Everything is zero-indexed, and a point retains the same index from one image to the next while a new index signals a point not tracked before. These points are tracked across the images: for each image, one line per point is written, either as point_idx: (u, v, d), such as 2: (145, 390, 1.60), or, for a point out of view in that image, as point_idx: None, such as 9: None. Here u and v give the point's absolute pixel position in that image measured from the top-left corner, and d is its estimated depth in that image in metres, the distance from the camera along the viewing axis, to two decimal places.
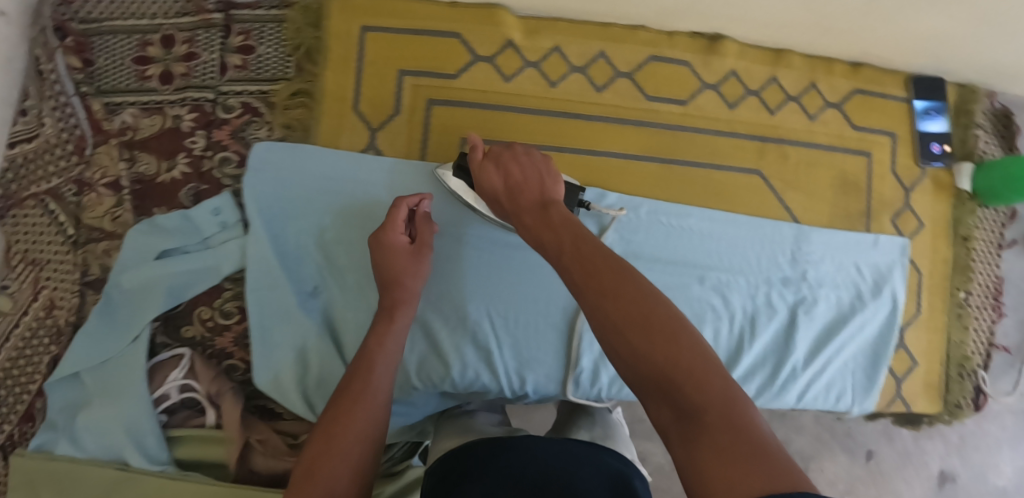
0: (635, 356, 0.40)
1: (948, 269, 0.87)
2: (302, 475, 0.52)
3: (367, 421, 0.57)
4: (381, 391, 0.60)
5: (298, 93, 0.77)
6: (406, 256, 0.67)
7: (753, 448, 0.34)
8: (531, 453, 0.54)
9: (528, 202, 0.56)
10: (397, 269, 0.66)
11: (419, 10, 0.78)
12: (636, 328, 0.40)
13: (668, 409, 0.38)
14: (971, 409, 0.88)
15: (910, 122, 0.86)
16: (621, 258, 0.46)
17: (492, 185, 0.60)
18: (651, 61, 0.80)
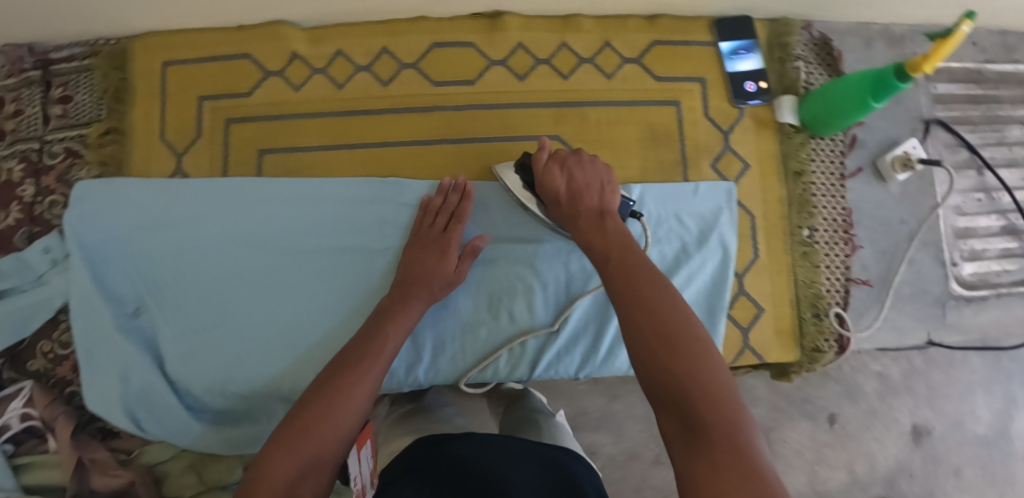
0: (660, 367, 0.46)
1: (785, 207, 0.84)
2: (286, 438, 0.55)
3: (354, 399, 0.60)
4: (375, 371, 0.63)
5: (110, 132, 0.82)
6: (435, 257, 0.74)
7: (748, 470, 0.40)
8: (503, 440, 0.60)
9: (583, 213, 0.63)
10: (430, 269, 0.73)
11: (212, 37, 0.83)
12: (661, 344, 0.47)
13: (676, 422, 0.44)
14: (835, 351, 0.84)
15: (719, 64, 0.85)
16: (662, 277, 0.53)
17: (557, 188, 0.67)
18: (434, 47, 0.82)
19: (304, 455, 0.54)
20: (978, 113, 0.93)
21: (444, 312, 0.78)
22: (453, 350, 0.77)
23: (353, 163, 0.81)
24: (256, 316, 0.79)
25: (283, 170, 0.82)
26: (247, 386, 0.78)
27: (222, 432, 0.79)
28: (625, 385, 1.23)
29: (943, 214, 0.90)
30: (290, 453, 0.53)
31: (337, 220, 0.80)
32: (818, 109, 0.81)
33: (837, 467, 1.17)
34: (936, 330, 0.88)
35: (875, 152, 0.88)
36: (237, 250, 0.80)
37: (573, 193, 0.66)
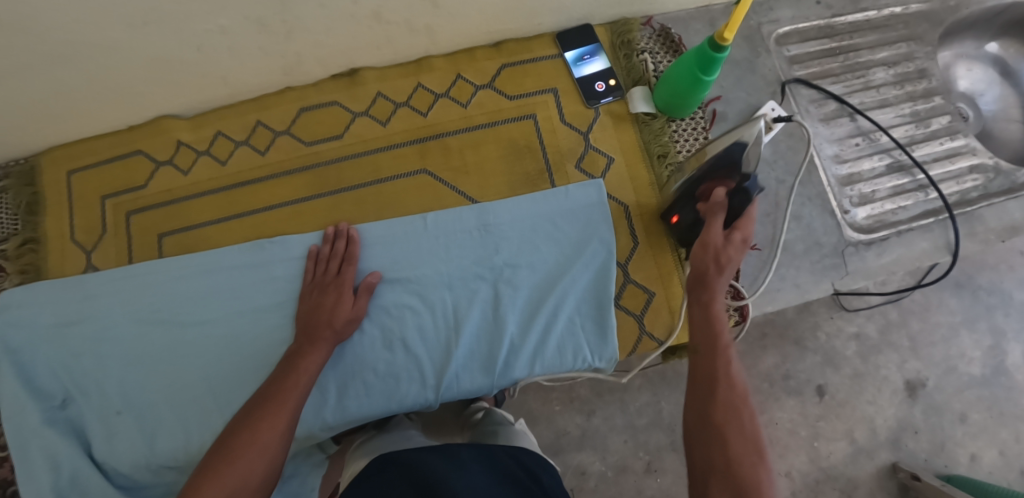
0: (723, 419, 0.56)
1: (655, 190, 0.86)
2: (223, 460, 0.62)
3: (287, 414, 0.67)
4: (298, 392, 0.69)
5: (27, 242, 0.89)
6: (329, 306, 0.76)
7: None
8: (455, 453, 0.71)
9: (706, 273, 0.67)
10: (327, 314, 0.75)
11: (106, 143, 0.91)
12: (732, 406, 0.57)
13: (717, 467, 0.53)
14: (735, 319, 0.84)
15: (567, 73, 0.90)
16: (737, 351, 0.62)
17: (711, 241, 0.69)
18: (302, 112, 0.89)
19: (239, 475, 0.61)
20: (837, 64, 0.95)
21: (341, 354, 0.80)
22: (357, 388, 0.79)
23: (244, 230, 0.87)
24: (171, 388, 0.83)
25: (183, 249, 0.87)
26: (173, 456, 0.81)
27: None
28: (599, 399, 1.20)
29: (821, 164, 0.90)
30: (227, 471, 0.61)
31: (233, 284, 0.85)
32: (665, 94, 0.85)
33: (836, 438, 1.16)
34: (839, 280, 0.87)
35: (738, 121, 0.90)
36: (146, 330, 0.85)
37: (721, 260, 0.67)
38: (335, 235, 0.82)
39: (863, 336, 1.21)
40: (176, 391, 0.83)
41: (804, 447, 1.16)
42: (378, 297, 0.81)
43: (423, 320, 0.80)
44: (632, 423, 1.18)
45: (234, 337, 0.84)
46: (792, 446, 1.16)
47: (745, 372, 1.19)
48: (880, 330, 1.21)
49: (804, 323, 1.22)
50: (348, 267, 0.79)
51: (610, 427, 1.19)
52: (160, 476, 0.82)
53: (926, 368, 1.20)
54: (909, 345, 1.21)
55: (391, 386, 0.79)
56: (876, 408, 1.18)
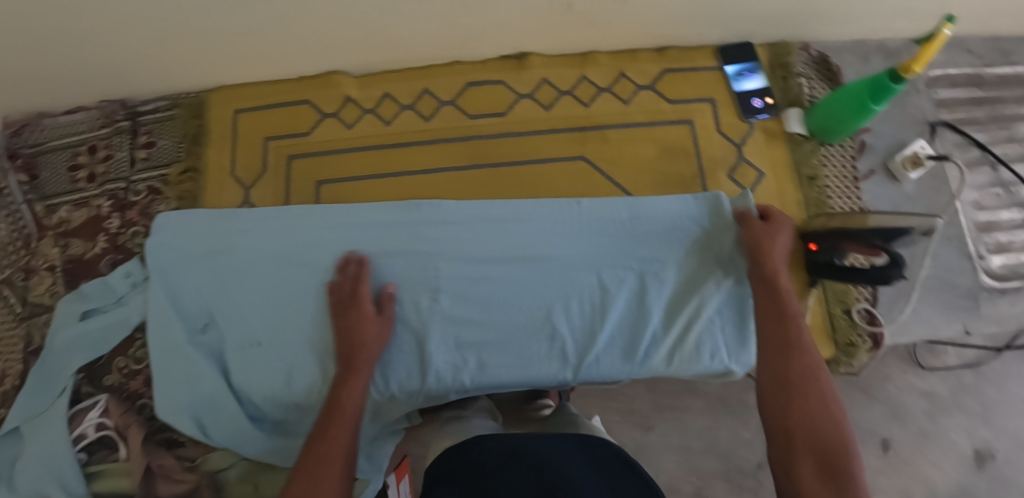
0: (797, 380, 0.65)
1: (802, 209, 0.88)
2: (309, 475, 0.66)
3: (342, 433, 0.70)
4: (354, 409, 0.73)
5: (188, 170, 0.94)
6: (371, 321, 0.78)
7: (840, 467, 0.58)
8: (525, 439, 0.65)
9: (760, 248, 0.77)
10: (363, 334, 0.77)
11: (275, 89, 0.95)
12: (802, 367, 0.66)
13: (801, 429, 0.61)
14: (869, 345, 0.85)
15: (726, 85, 0.93)
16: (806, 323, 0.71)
17: (754, 228, 0.79)
18: (468, 87, 0.92)
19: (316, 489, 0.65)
20: (982, 114, 0.97)
21: (488, 318, 0.82)
22: (501, 356, 0.81)
23: (400, 188, 0.89)
24: (306, 330, 0.84)
25: (336, 199, 0.90)
26: (304, 394, 0.82)
27: (291, 451, 0.84)
28: (658, 415, 1.18)
29: (962, 209, 0.92)
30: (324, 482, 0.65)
31: (380, 240, 0.86)
32: (823, 118, 0.88)
33: None
34: (970, 322, 0.88)
35: (886, 154, 0.93)
36: (292, 269, 0.86)
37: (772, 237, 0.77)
38: (343, 263, 0.83)
39: (935, 395, 1.15)
40: (311, 334, 0.84)
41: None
42: (528, 269, 0.84)
43: (573, 304, 0.82)
44: (690, 445, 1.16)
45: (374, 289, 0.84)
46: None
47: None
48: (953, 391, 1.15)
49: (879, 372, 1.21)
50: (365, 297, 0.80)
51: (666, 445, 1.17)
52: (284, 412, 0.83)
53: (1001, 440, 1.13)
54: (980, 411, 1.14)
55: (531, 359, 0.81)
56: (939, 471, 1.12)
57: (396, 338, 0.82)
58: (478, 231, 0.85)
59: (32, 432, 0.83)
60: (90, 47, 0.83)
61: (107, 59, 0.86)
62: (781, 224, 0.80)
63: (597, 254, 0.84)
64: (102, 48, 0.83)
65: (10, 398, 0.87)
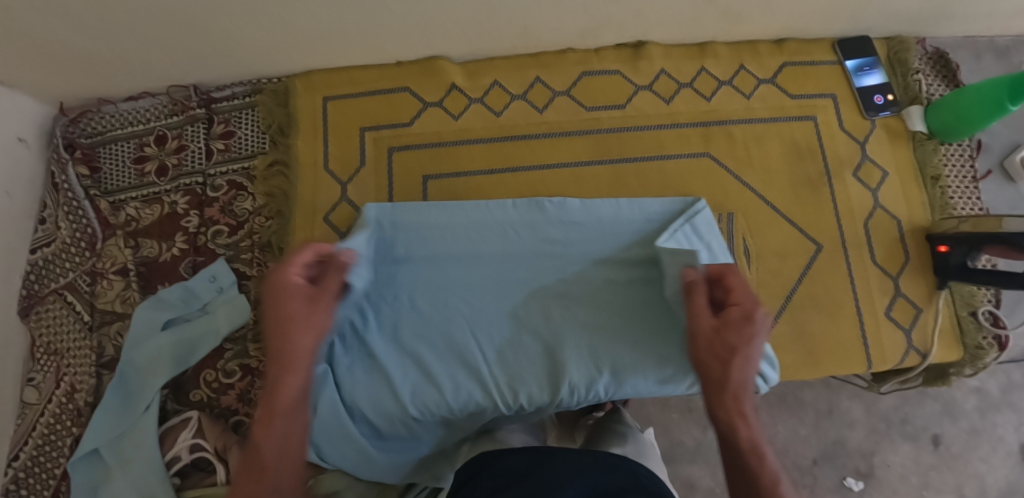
0: None
1: (927, 211, 0.86)
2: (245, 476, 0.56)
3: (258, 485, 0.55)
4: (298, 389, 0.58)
5: (275, 164, 0.84)
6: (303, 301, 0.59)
7: None
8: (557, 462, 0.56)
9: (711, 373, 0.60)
10: (288, 312, 0.58)
11: (370, 75, 0.86)
12: None
13: None
14: (995, 349, 0.84)
15: (847, 81, 0.89)
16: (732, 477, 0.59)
17: (702, 327, 0.60)
18: (584, 76, 0.86)
19: None
20: None
21: (623, 326, 0.76)
22: (639, 369, 0.75)
23: (517, 184, 0.83)
24: (436, 341, 0.75)
25: (445, 195, 0.83)
26: (427, 411, 0.73)
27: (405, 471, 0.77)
28: None
29: None
30: None
31: (503, 242, 0.79)
32: (950, 118, 0.86)
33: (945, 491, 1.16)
34: None
35: (1001, 154, 0.91)
36: (419, 272, 0.78)
37: (744, 362, 0.58)
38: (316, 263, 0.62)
39: (984, 392, 1.18)
40: (437, 344, 0.75)
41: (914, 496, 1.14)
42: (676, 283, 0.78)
43: None
44: None
45: (508, 297, 0.78)
46: (901, 492, 1.14)
47: (866, 410, 1.17)
48: (1001, 386, 1.19)
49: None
50: (297, 355, 0.57)
51: (723, 443, 1.10)
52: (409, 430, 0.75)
53: None
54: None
55: (669, 372, 0.75)
56: (989, 467, 1.16)
57: (533, 353, 0.75)
58: (609, 234, 0.79)
59: (116, 455, 0.75)
60: (178, 29, 0.72)
61: (195, 41, 0.75)
62: (747, 319, 0.59)
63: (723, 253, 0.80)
64: (190, 30, 0.72)
65: (86, 417, 0.79)
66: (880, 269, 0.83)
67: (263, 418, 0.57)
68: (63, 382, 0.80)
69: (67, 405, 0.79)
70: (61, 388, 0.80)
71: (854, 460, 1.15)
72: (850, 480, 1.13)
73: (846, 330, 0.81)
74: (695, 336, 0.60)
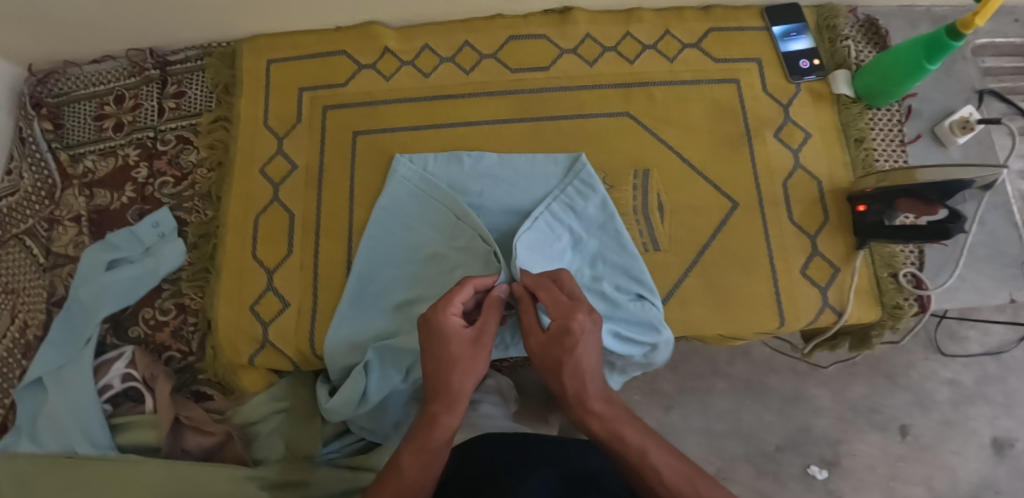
0: None
1: (849, 172, 0.87)
2: None
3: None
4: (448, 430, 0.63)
5: (219, 119, 0.90)
6: (463, 343, 0.64)
7: None
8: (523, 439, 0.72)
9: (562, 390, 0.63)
10: (450, 356, 0.63)
11: (311, 39, 0.91)
12: None
13: None
14: (914, 309, 0.84)
15: (773, 46, 0.91)
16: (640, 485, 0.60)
17: (535, 343, 0.64)
18: (511, 40, 0.90)
19: None
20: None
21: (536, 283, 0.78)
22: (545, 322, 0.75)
23: (441, 139, 0.87)
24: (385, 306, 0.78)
25: (374, 148, 0.87)
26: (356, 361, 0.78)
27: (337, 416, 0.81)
28: (679, 396, 1.16)
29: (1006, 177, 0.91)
30: None
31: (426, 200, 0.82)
32: (874, 79, 0.86)
33: (915, 483, 1.11)
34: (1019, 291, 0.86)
35: (933, 120, 0.91)
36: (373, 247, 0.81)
37: (576, 375, 0.62)
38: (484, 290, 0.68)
39: (957, 383, 1.16)
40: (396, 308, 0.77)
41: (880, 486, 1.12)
42: (612, 251, 0.80)
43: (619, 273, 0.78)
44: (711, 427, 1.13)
45: (443, 258, 0.78)
46: (867, 481, 1.12)
47: (833, 397, 1.16)
48: (964, 371, 1.16)
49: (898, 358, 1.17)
50: (462, 398, 0.63)
51: (687, 426, 1.14)
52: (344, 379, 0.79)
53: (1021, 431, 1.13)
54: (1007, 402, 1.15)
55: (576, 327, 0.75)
56: (960, 459, 1.12)
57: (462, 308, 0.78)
58: (523, 186, 0.82)
59: (55, 383, 0.80)
60: None
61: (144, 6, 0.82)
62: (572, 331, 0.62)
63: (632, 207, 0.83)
64: None
65: (35, 349, 0.84)
66: (797, 228, 0.84)
67: (419, 447, 0.61)
68: (18, 319, 0.86)
69: (19, 339, 0.85)
70: (16, 323, 0.86)
71: (819, 447, 1.14)
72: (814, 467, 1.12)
73: (759, 286, 0.81)
74: (531, 354, 0.65)
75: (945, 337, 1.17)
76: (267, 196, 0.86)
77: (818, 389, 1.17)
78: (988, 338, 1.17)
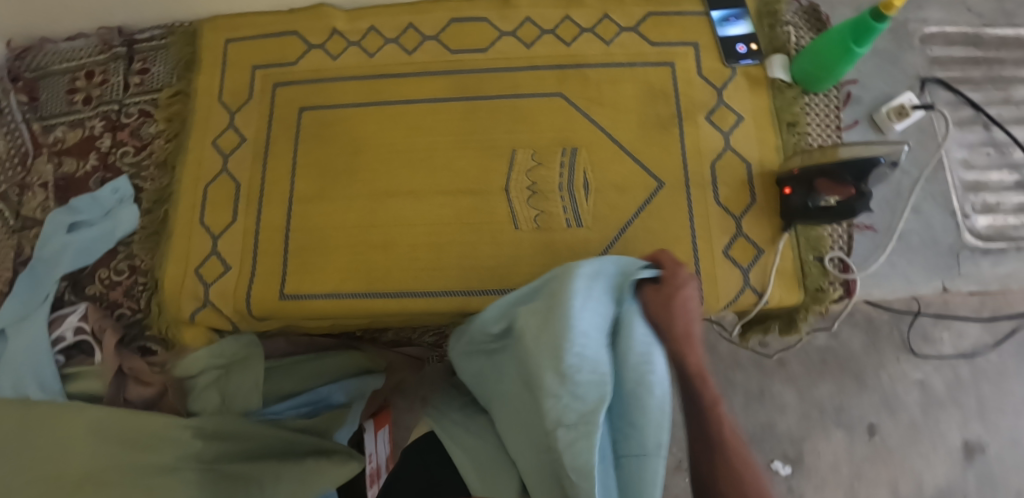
0: None
1: (780, 155, 0.87)
2: None
3: None
4: None
5: (178, 94, 0.95)
6: None
7: None
8: None
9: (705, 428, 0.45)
10: None
11: (267, 19, 0.96)
12: None
13: None
14: (839, 292, 0.83)
15: (710, 31, 0.92)
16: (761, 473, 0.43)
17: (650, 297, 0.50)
18: (453, 22, 0.93)
19: None
20: (979, 73, 0.90)
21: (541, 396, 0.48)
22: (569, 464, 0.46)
23: (380, 117, 0.91)
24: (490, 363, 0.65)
25: (318, 123, 0.91)
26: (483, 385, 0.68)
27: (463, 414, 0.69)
28: None
29: (947, 164, 0.87)
30: None
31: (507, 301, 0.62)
32: (809, 64, 0.86)
33: (878, 485, 1.22)
34: (949, 280, 0.84)
35: (872, 106, 0.89)
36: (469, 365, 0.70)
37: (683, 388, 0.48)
38: None
39: (927, 386, 1.26)
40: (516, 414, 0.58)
41: (844, 485, 1.23)
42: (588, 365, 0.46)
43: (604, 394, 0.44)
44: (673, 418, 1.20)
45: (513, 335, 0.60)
46: (830, 480, 1.23)
47: (798, 395, 1.27)
48: (946, 385, 1.25)
49: (868, 359, 1.28)
50: None
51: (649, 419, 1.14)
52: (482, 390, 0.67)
53: (992, 437, 1.23)
54: (976, 408, 1.25)
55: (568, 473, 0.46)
56: (927, 463, 1.23)
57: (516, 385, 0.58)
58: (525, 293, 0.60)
59: (16, 332, 0.87)
60: None
61: None
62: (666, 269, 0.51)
63: (564, 182, 0.86)
64: None
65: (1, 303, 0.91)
66: (721, 207, 0.85)
67: None
68: None
69: None
70: None
71: (782, 444, 1.25)
72: (776, 462, 1.24)
73: None
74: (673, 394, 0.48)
75: (919, 339, 1.27)
76: (217, 167, 0.91)
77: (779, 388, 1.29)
78: (962, 341, 1.26)
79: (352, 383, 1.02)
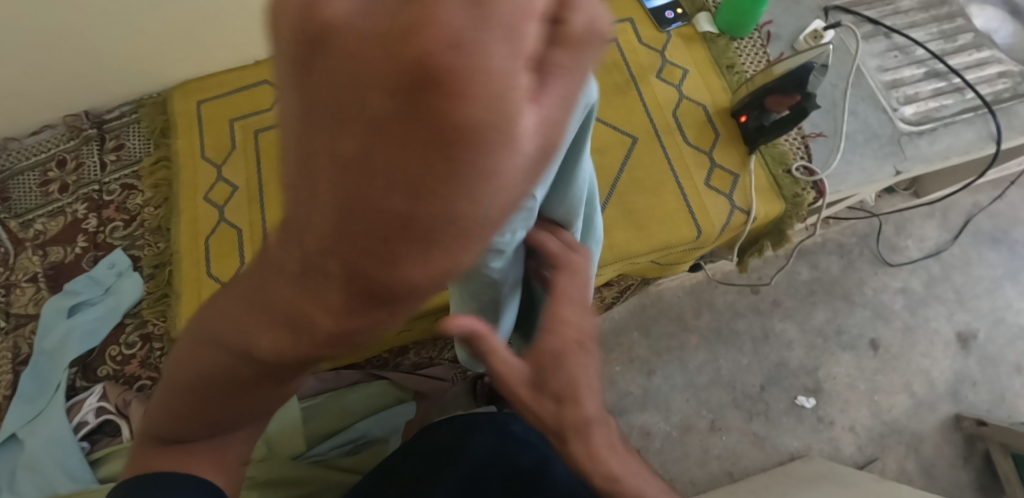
0: None
1: (728, 93, 0.98)
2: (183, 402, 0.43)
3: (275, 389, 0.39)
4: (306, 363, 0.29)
5: (160, 160, 0.96)
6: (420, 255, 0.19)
7: None
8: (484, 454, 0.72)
9: None
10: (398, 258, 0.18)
11: (234, 75, 1.00)
12: None
13: None
14: (814, 194, 0.92)
15: (639, 6, 1.04)
16: None
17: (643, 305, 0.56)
18: None
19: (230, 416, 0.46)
20: None
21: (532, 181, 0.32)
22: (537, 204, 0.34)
23: None
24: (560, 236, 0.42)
25: None
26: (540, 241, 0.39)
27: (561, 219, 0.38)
28: (658, 359, 1.33)
29: (865, 71, 1.01)
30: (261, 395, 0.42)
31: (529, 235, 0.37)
32: (729, 14, 0.98)
33: (896, 391, 1.32)
34: (899, 164, 0.95)
35: (791, 39, 1.02)
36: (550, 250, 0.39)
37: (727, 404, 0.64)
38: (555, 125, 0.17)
39: (909, 289, 1.38)
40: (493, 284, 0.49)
41: (865, 401, 1.32)
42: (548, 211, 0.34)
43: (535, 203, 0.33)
44: (693, 381, 1.31)
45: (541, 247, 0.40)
46: (852, 400, 1.31)
47: (799, 328, 1.36)
48: (925, 284, 1.39)
49: (850, 279, 1.39)
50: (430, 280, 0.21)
51: (671, 385, 1.31)
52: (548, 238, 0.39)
53: (978, 320, 1.37)
54: (955, 297, 1.38)
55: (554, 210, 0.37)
56: (931, 359, 1.34)
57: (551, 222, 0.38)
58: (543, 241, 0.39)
59: (32, 432, 0.83)
60: (55, 42, 0.85)
61: (83, 64, 0.90)
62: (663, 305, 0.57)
63: None
64: (65, 42, 0.85)
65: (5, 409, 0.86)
66: (689, 146, 0.94)
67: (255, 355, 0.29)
68: None
69: None
70: None
71: (800, 378, 1.33)
72: (798, 396, 1.30)
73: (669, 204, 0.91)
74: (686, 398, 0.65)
75: (888, 249, 1.40)
76: (213, 219, 0.92)
77: (781, 325, 1.36)
78: (924, 243, 1.41)
79: (383, 416, 1.02)
